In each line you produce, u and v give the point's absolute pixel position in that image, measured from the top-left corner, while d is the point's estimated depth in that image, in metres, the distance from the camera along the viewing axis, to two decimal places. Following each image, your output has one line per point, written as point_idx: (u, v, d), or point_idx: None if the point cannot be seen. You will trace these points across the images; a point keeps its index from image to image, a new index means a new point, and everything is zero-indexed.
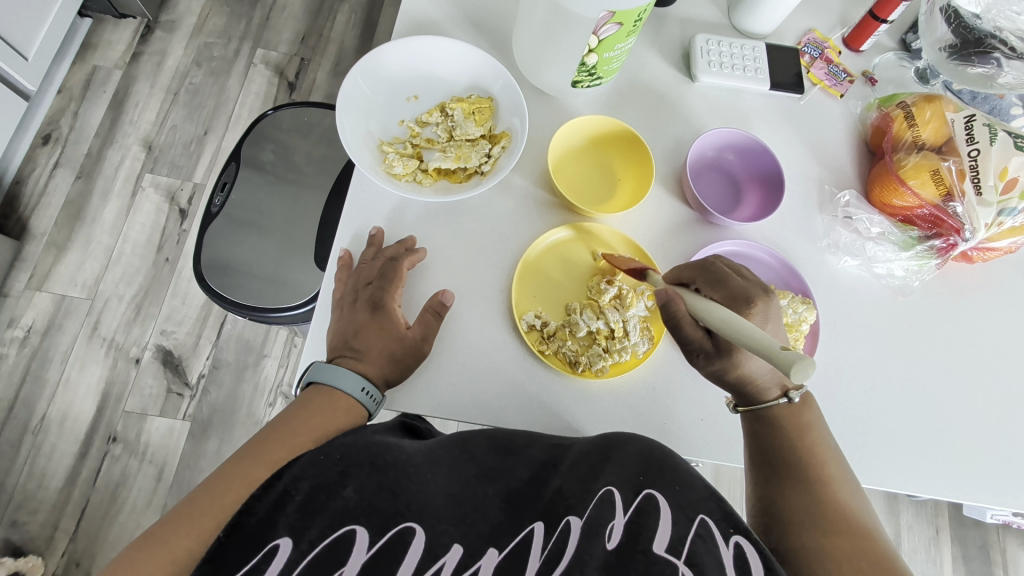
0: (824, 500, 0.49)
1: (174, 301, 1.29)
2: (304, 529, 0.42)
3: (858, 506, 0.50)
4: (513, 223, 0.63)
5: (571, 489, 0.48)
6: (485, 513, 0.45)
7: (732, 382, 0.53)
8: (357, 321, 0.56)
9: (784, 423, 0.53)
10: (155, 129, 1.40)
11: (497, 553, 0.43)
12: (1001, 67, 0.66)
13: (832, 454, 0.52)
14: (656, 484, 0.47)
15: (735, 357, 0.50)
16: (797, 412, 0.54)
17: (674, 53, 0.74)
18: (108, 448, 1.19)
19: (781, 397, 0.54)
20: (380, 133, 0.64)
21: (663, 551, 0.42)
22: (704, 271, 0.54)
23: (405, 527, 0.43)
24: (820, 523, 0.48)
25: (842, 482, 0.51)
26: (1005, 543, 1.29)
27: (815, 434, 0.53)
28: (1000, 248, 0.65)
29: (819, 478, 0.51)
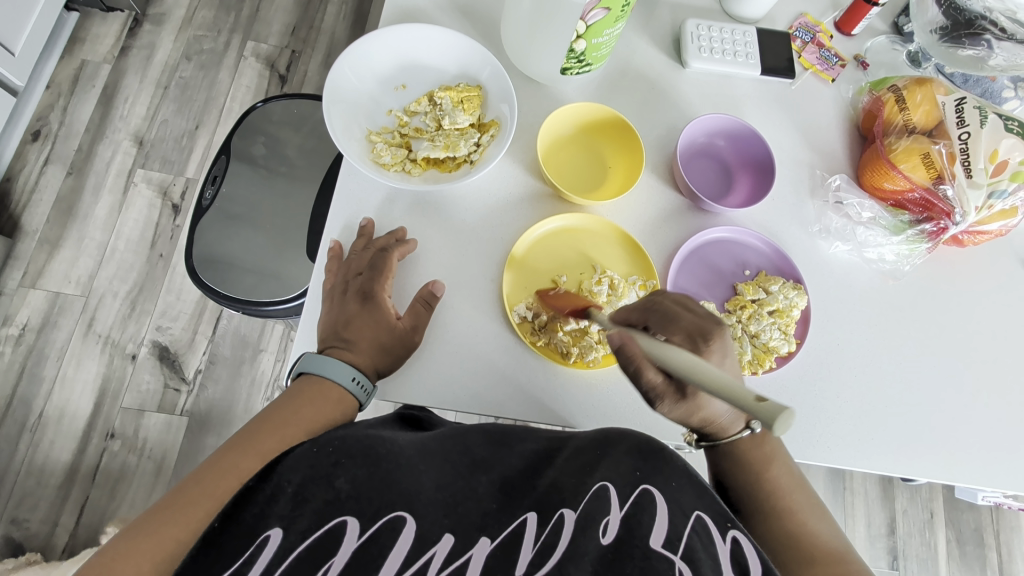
0: (792, 527, 0.50)
1: (168, 297, 1.29)
2: (296, 520, 0.42)
3: (824, 530, 0.51)
4: (503, 212, 0.63)
5: (566, 482, 0.48)
6: (477, 503, 0.46)
7: (697, 421, 0.51)
8: (347, 311, 0.56)
9: (746, 458, 0.53)
10: (145, 124, 1.39)
11: (488, 542, 0.43)
12: (992, 48, 0.67)
13: (794, 482, 0.53)
14: (652, 480, 0.47)
15: (698, 398, 0.48)
16: (758, 445, 0.53)
17: (664, 38, 0.74)
18: (106, 444, 1.20)
19: (744, 430, 0.53)
20: (368, 123, 0.64)
21: (659, 546, 0.43)
22: (653, 309, 0.50)
23: (396, 515, 0.43)
24: (795, 554, 0.49)
25: (807, 509, 0.52)
26: (999, 526, 1.31)
27: (776, 465, 0.53)
28: (990, 231, 0.66)
29: (783, 509, 0.51)
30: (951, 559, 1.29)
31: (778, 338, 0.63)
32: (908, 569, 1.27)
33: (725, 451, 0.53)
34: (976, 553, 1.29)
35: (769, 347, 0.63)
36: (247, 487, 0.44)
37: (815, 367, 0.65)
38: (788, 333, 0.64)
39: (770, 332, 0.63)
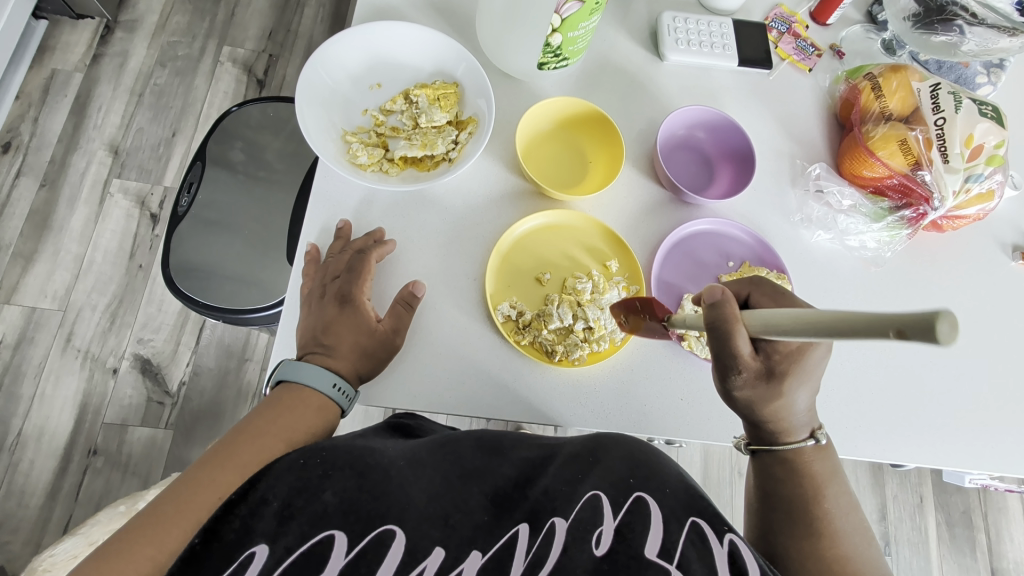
0: (836, 552, 0.49)
1: (149, 308, 1.26)
2: (280, 535, 0.41)
3: (867, 559, 0.50)
4: (484, 210, 0.62)
5: (558, 489, 0.47)
6: (468, 514, 0.45)
7: (766, 412, 0.50)
8: (326, 316, 0.54)
9: (804, 473, 0.52)
10: (120, 132, 1.36)
11: (480, 555, 0.42)
12: (964, 34, 0.67)
13: (847, 505, 0.52)
14: (646, 486, 0.46)
15: (783, 385, 0.49)
16: (816, 461, 0.53)
17: (641, 32, 0.73)
18: (89, 461, 1.17)
19: (808, 439, 0.53)
20: (343, 123, 0.62)
21: (655, 555, 0.42)
22: (760, 286, 0.51)
23: (385, 529, 0.42)
24: None
25: (854, 536, 0.50)
26: (987, 508, 1.33)
27: (833, 485, 0.52)
28: (968, 215, 0.66)
29: (830, 530, 0.50)
30: (942, 542, 1.30)
31: None
32: (901, 554, 1.28)
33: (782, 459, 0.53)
34: (966, 535, 1.31)
35: None
36: (230, 500, 0.42)
37: None
38: None
39: None
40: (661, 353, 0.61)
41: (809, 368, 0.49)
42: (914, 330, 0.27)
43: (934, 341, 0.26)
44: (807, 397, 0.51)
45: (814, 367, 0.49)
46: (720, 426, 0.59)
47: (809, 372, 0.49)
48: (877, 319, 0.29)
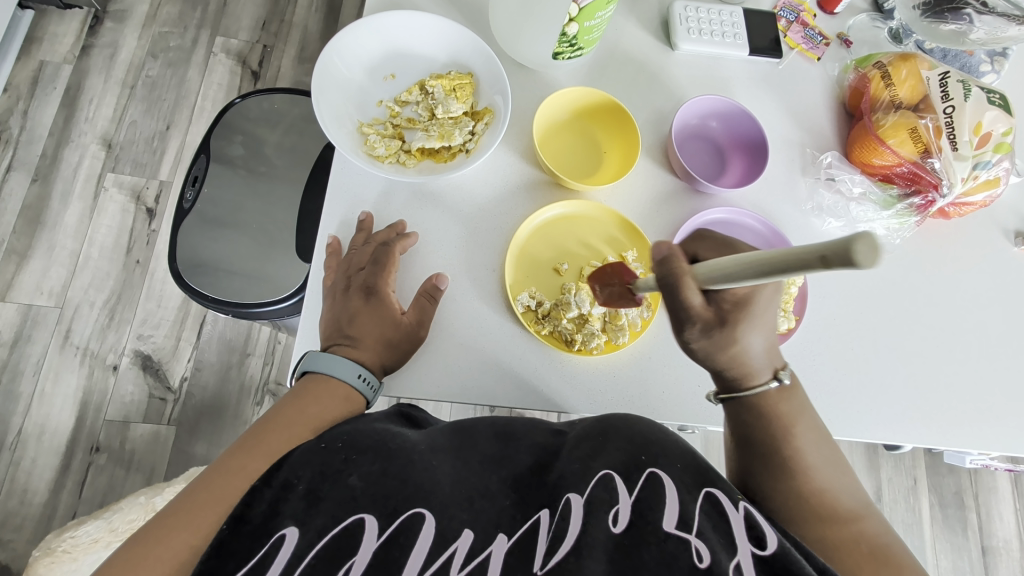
0: (811, 486, 0.48)
1: (148, 304, 1.24)
2: (309, 519, 0.41)
3: (843, 487, 0.49)
4: (501, 201, 0.62)
5: (571, 469, 0.47)
6: (492, 499, 0.45)
7: (725, 361, 0.48)
8: (351, 308, 0.55)
9: (768, 413, 0.50)
10: (113, 125, 1.33)
11: (506, 539, 0.42)
12: (973, 23, 0.68)
13: (817, 438, 0.50)
14: (658, 462, 0.45)
15: (736, 331, 0.46)
16: (782, 400, 0.50)
17: (653, 21, 0.73)
18: (92, 459, 1.16)
19: (771, 381, 0.50)
20: (359, 115, 0.62)
21: (673, 527, 0.41)
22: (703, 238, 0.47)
23: (415, 512, 0.42)
24: (816, 513, 0.47)
25: (825, 466, 0.49)
26: (978, 489, 1.36)
27: (800, 419, 0.51)
28: (975, 202, 0.68)
29: (803, 468, 0.48)
30: (935, 522, 1.33)
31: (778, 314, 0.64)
32: None
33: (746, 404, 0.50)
34: (957, 515, 1.34)
35: None
36: (255, 486, 0.43)
37: (814, 344, 0.66)
38: (787, 311, 0.65)
39: None
40: None
41: (761, 309, 0.47)
42: (839, 257, 0.29)
43: (861, 262, 0.28)
44: (764, 340, 0.49)
45: (766, 307, 0.47)
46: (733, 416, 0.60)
47: (762, 313, 0.47)
48: (810, 249, 0.31)
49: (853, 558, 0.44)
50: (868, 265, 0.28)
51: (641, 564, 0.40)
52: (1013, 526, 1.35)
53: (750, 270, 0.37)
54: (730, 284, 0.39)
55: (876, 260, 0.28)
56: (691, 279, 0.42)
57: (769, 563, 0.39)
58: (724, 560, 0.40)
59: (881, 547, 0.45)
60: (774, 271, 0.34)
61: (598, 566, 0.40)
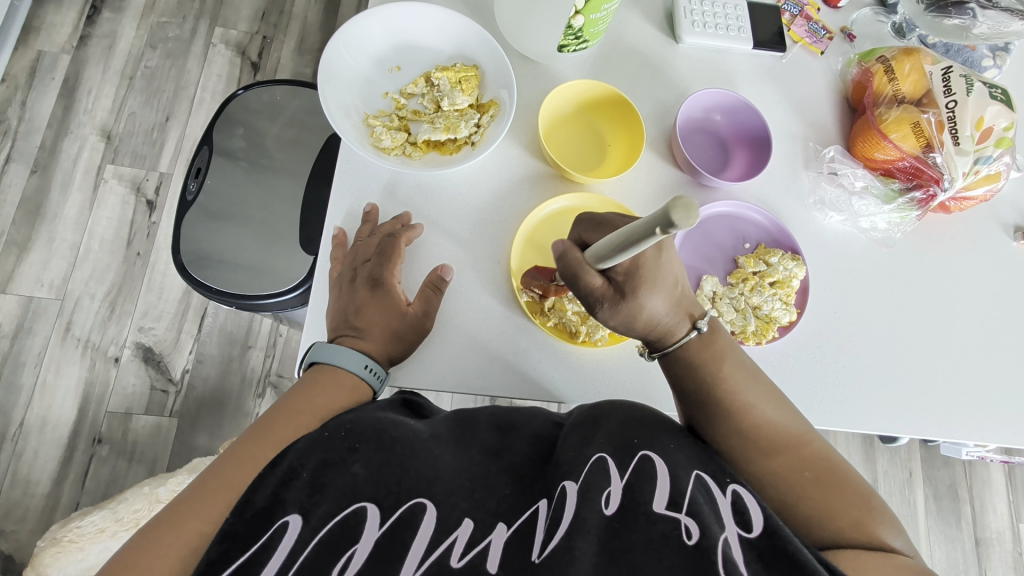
0: (750, 424, 0.48)
1: (149, 297, 1.24)
2: (314, 507, 0.41)
3: (785, 415, 0.50)
4: (506, 194, 0.63)
5: (566, 456, 0.47)
6: (492, 490, 0.45)
7: (641, 327, 0.50)
8: (358, 299, 0.55)
9: (698, 359, 0.51)
10: (112, 116, 1.33)
11: (505, 528, 0.42)
12: (977, 17, 0.68)
13: (748, 374, 0.51)
14: (651, 446, 0.46)
15: (638, 296, 0.47)
16: (706, 345, 0.51)
17: (657, 14, 0.73)
18: (94, 450, 1.17)
19: (691, 329, 0.51)
20: (365, 107, 0.62)
21: (664, 509, 0.42)
22: (582, 219, 0.48)
23: (417, 502, 0.43)
24: (759, 448, 0.48)
25: (762, 398, 0.50)
26: (972, 481, 1.38)
27: (727, 356, 0.51)
28: (975, 196, 0.68)
29: (737, 405, 0.49)
30: (930, 514, 1.35)
31: (779, 308, 0.65)
32: None
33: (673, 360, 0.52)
34: (951, 507, 1.36)
35: (771, 318, 0.65)
36: (260, 474, 0.43)
37: (815, 337, 0.66)
38: (789, 303, 0.65)
39: (771, 303, 0.65)
40: None
41: (654, 268, 0.46)
42: (666, 222, 0.32)
43: (679, 226, 0.32)
44: (669, 296, 0.48)
45: (658, 267, 0.47)
46: None
47: (657, 273, 0.46)
48: (649, 221, 0.34)
49: (800, 485, 0.46)
50: (687, 227, 0.31)
51: (629, 544, 0.40)
52: (1006, 518, 1.37)
53: (617, 248, 0.40)
54: (608, 265, 0.43)
55: (690, 219, 0.31)
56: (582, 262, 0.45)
57: (756, 547, 0.40)
58: (714, 532, 0.40)
59: (825, 468, 0.47)
60: (632, 245, 0.38)
61: (589, 548, 0.40)
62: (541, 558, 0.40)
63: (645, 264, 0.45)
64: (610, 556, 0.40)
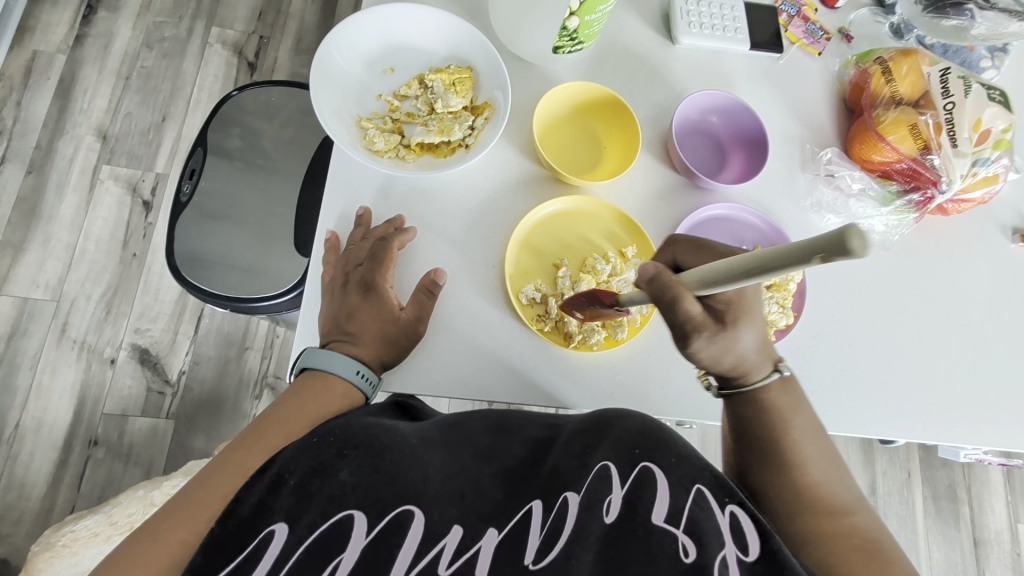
0: (803, 482, 0.49)
1: (146, 298, 1.24)
2: (300, 514, 0.41)
3: (838, 482, 0.50)
4: (501, 196, 0.62)
5: (566, 464, 0.46)
6: (483, 495, 0.44)
7: (729, 363, 0.49)
8: (350, 304, 0.54)
9: (770, 406, 0.51)
10: (108, 117, 1.32)
11: (496, 533, 0.42)
12: (974, 18, 0.67)
13: (812, 433, 0.51)
14: (651, 456, 0.46)
15: (736, 329, 0.46)
16: (779, 394, 0.51)
17: (653, 14, 0.73)
18: (90, 452, 1.16)
19: (773, 371, 0.51)
20: (358, 109, 0.61)
21: (663, 521, 0.42)
22: (679, 241, 0.49)
23: (404, 509, 0.42)
24: (807, 506, 0.48)
25: (819, 461, 0.50)
26: (971, 482, 1.38)
27: (794, 408, 0.51)
28: (974, 198, 0.68)
29: (796, 460, 0.49)
30: (928, 515, 1.35)
31: (776, 311, 0.64)
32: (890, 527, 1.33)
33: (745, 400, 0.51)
34: (949, 507, 1.36)
35: (767, 321, 0.64)
36: (249, 482, 0.43)
37: (812, 340, 0.66)
38: (786, 307, 0.65)
39: (768, 306, 0.64)
40: None
41: (754, 303, 0.47)
42: (827, 250, 0.28)
43: (849, 254, 0.28)
44: (757, 335, 0.48)
45: (756, 301, 0.47)
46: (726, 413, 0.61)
47: (755, 307, 0.47)
48: (793, 248, 0.30)
49: (845, 551, 0.45)
50: (858, 255, 0.28)
51: (627, 554, 0.41)
52: (1004, 519, 1.37)
53: (738, 272, 0.36)
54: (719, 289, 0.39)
55: (867, 247, 0.27)
56: (677, 285, 0.43)
57: (753, 569, 0.40)
58: (712, 551, 0.40)
59: (872, 541, 0.46)
60: (760, 272, 0.34)
61: (587, 556, 0.41)
62: (536, 566, 0.41)
63: (748, 296, 0.46)
64: (607, 564, 0.41)
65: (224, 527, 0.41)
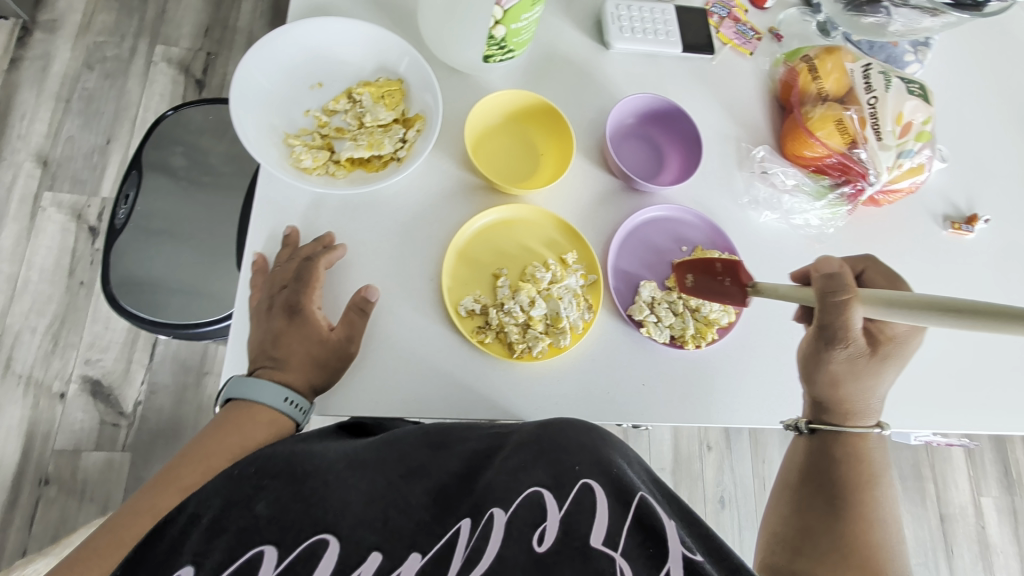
0: (858, 533, 0.53)
1: (95, 327, 1.19)
2: (207, 555, 0.40)
3: (891, 555, 0.53)
4: (437, 208, 0.61)
5: (500, 482, 0.46)
6: (409, 514, 0.45)
7: (840, 395, 0.56)
8: (275, 328, 0.53)
9: (857, 456, 0.57)
10: (49, 141, 1.27)
11: (419, 557, 0.43)
12: (890, 15, 0.69)
13: (885, 497, 0.56)
14: (592, 472, 0.47)
15: (879, 369, 0.55)
16: (869, 450, 0.57)
17: (586, 20, 0.73)
18: (41, 492, 1.11)
19: (876, 428, 0.58)
20: (285, 126, 0.60)
21: (600, 544, 0.44)
22: (875, 263, 0.57)
23: (319, 539, 0.42)
24: (849, 554, 0.52)
25: (881, 524, 0.54)
26: (934, 460, 1.42)
27: (884, 474, 0.57)
28: (902, 189, 0.70)
29: (858, 514, 0.54)
30: None
31: (717, 309, 0.64)
32: None
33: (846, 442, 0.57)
34: (916, 486, 1.39)
35: (710, 320, 0.64)
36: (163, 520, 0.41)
37: (757, 335, 0.66)
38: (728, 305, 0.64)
39: (710, 304, 0.64)
40: (622, 340, 0.62)
41: (897, 356, 0.55)
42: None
43: None
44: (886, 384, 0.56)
45: (903, 356, 0.55)
46: (675, 413, 0.61)
47: (899, 359, 0.55)
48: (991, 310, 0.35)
49: None
50: None
51: None
52: (968, 494, 1.41)
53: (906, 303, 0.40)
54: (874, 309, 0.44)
55: None
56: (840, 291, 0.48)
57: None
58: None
59: None
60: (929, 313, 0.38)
61: None
62: None
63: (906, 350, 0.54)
64: None
65: (136, 565, 0.40)
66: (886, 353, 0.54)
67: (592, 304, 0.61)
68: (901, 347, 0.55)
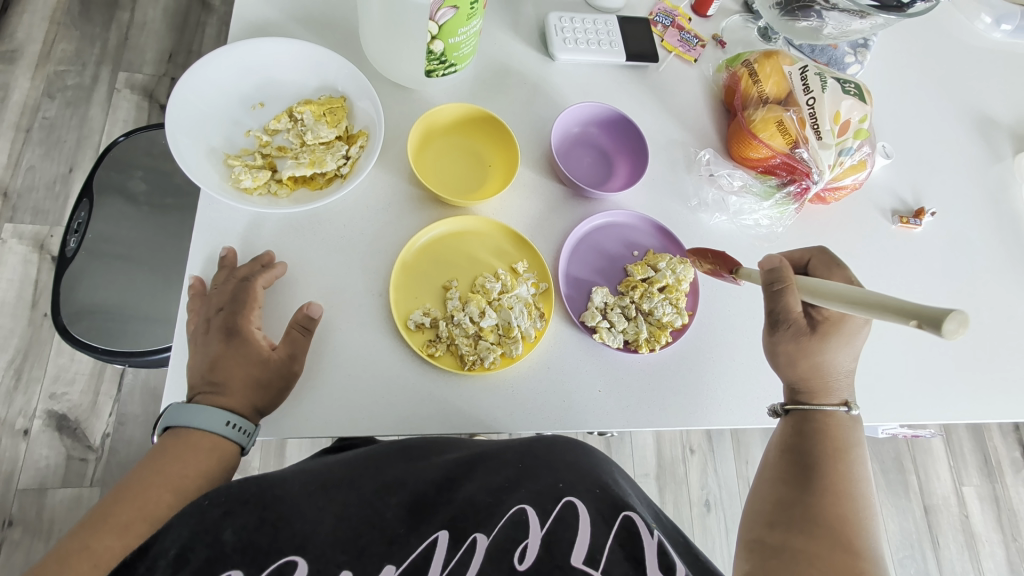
0: (832, 509, 0.50)
1: (60, 359, 1.16)
2: None
3: (868, 534, 0.50)
4: (384, 224, 0.61)
5: (482, 499, 0.47)
6: (383, 530, 0.44)
7: (802, 371, 0.56)
8: (212, 353, 0.52)
9: (830, 431, 0.55)
10: (9, 172, 1.25)
11: (393, 570, 0.42)
12: (822, 19, 0.72)
13: (862, 475, 0.53)
14: (574, 490, 0.47)
15: (827, 343, 0.54)
16: (843, 425, 0.55)
17: (531, 33, 0.74)
18: (4, 533, 1.07)
19: (842, 406, 0.56)
20: (225, 147, 0.60)
21: (581, 562, 0.43)
22: (820, 253, 0.58)
23: (286, 561, 0.41)
24: (819, 527, 0.49)
25: (861, 503, 0.51)
26: (915, 452, 1.43)
27: (860, 450, 0.55)
28: (846, 186, 0.71)
29: (835, 491, 0.51)
30: (881, 489, 1.39)
31: (671, 312, 0.64)
32: None
33: (814, 419, 0.56)
34: (898, 479, 1.40)
35: (663, 322, 0.64)
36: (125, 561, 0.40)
37: (713, 337, 0.66)
38: (680, 307, 0.64)
39: (662, 307, 0.64)
40: (576, 347, 0.62)
41: (852, 331, 0.54)
42: (928, 320, 0.36)
43: (938, 330, 0.35)
44: (846, 361, 0.56)
45: (857, 333, 0.55)
46: (633, 418, 0.60)
47: (853, 336, 0.54)
48: (904, 308, 0.38)
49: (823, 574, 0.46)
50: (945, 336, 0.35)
51: None
52: (950, 484, 1.42)
53: (843, 298, 0.44)
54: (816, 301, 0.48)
55: (954, 334, 0.34)
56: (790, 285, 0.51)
57: None
58: None
59: None
60: (860, 307, 0.42)
61: None
62: None
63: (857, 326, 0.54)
64: None
65: None
66: (825, 330, 0.54)
67: (545, 311, 0.61)
68: (842, 325, 0.54)
